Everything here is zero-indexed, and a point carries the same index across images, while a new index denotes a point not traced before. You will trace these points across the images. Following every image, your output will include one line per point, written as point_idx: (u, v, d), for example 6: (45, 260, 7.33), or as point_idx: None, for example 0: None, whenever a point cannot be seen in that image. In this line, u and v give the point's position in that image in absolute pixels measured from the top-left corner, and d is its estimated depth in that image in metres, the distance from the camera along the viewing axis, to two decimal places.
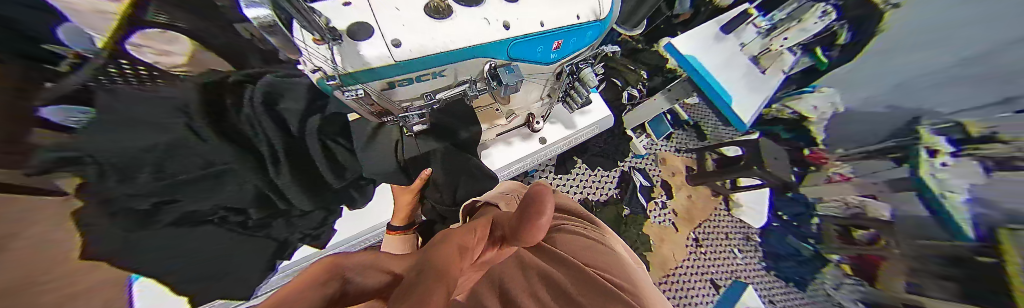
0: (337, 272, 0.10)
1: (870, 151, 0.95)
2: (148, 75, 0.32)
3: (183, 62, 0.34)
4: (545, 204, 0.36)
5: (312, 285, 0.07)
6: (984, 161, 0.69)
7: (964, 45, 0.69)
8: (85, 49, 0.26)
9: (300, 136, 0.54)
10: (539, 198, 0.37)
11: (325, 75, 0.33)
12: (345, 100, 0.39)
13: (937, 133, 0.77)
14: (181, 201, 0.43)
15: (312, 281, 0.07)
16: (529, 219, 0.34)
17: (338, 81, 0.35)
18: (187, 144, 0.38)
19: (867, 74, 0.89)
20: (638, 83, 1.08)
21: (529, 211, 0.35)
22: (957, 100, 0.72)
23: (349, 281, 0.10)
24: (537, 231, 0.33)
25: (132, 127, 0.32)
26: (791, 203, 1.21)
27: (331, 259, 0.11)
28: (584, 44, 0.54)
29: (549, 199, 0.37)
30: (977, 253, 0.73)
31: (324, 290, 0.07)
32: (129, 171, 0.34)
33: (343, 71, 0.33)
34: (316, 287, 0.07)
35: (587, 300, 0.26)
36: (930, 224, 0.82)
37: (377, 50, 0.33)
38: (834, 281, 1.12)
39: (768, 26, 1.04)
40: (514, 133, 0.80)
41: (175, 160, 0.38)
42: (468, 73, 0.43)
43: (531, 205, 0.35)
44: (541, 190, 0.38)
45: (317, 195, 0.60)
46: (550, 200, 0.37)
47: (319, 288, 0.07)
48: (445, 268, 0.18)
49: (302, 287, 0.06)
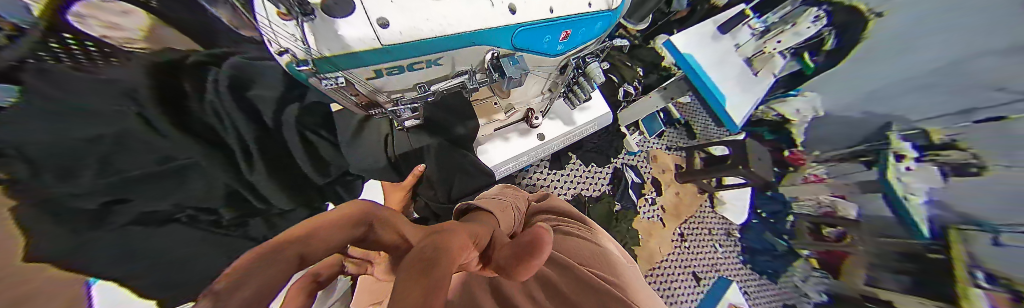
0: (368, 221, 0.15)
1: (841, 155, 1.01)
2: (100, 53, 0.41)
3: (137, 36, 0.45)
4: (541, 247, 0.24)
5: (335, 229, 0.12)
6: (943, 167, 0.80)
7: (941, 55, 0.76)
8: (20, 20, 0.34)
9: (278, 134, 0.58)
10: (539, 239, 0.25)
11: (294, 58, 0.29)
12: (324, 89, 0.34)
13: (904, 138, 0.86)
14: (132, 200, 0.41)
15: (345, 224, 0.13)
16: (523, 260, 0.22)
17: (310, 67, 0.30)
18: (151, 138, 0.43)
19: (843, 80, 0.95)
20: (635, 80, 1.08)
21: (525, 247, 0.23)
22: (926, 106, 0.80)
23: (372, 231, 0.16)
24: (528, 277, 0.23)
25: (78, 117, 0.37)
26: (770, 202, 1.20)
27: (368, 207, 0.16)
28: (592, 36, 0.51)
29: (550, 243, 0.26)
30: (928, 250, 0.85)
31: (342, 236, 0.12)
32: (74, 166, 0.36)
33: (316, 55, 0.29)
34: (341, 231, 0.12)
35: (581, 298, 0.29)
36: (891, 224, 0.92)
37: (359, 30, 0.29)
38: (802, 274, 1.14)
39: (763, 28, 0.96)
40: (512, 129, 0.76)
41: (139, 152, 0.42)
42: (468, 62, 0.39)
43: (528, 242, 0.24)
44: (540, 235, 0.26)
45: (299, 192, 0.58)
46: (548, 244, 0.25)
47: (342, 230, 0.13)
48: (455, 247, 0.17)
49: (344, 224, 0.13)
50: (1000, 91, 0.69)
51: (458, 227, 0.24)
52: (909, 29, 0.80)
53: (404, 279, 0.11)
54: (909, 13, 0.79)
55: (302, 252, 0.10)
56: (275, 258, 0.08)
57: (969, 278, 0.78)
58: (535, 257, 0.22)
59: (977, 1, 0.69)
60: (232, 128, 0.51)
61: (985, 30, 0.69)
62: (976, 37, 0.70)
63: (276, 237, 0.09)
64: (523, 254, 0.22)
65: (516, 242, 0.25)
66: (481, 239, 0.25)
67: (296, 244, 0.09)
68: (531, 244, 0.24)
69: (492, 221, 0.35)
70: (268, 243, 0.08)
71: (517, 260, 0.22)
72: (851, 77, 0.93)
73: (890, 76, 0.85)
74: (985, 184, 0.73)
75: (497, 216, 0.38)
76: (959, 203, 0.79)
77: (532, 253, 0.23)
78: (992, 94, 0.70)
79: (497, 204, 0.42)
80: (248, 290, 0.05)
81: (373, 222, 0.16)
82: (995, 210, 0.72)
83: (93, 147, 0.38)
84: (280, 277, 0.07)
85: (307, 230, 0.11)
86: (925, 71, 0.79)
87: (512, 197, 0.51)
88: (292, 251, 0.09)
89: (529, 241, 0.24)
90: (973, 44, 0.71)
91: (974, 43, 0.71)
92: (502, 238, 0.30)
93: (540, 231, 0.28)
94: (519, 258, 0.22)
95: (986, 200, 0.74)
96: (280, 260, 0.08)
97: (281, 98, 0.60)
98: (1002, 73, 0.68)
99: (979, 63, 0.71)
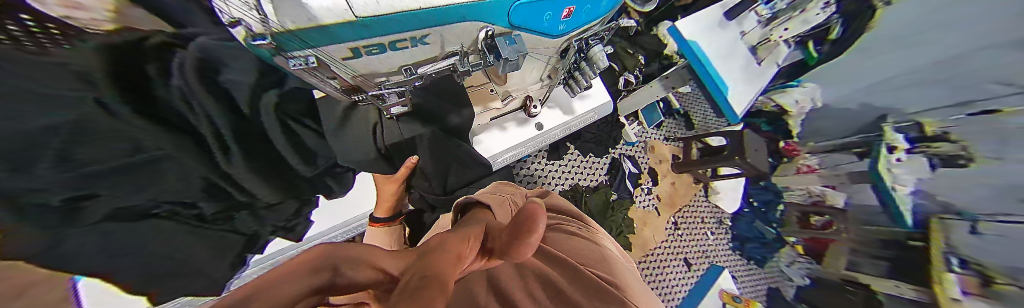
0: (334, 264, 0.11)
1: (838, 144, 1.01)
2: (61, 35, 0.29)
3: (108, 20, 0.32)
4: (536, 218, 0.25)
5: (297, 276, 0.07)
6: (933, 159, 0.83)
7: (939, 50, 0.76)
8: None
9: (257, 119, 0.47)
10: (532, 216, 0.25)
11: (248, 31, 0.22)
12: (293, 70, 0.30)
13: (898, 130, 0.87)
14: (103, 195, 0.35)
15: (307, 271, 0.08)
16: (518, 236, 0.23)
17: (270, 42, 0.24)
18: (119, 126, 0.33)
19: (846, 72, 0.93)
20: (636, 69, 1.03)
21: (520, 227, 0.24)
22: (923, 100, 0.81)
23: (342, 275, 0.11)
24: (528, 257, 0.24)
25: (30, 101, 0.27)
26: (763, 191, 1.22)
27: (329, 251, 0.12)
28: (596, 17, 0.45)
29: (544, 215, 0.27)
30: (908, 238, 0.90)
31: (310, 280, 0.08)
32: (26, 155, 0.28)
33: (276, 31, 0.22)
34: (305, 279, 0.07)
35: (586, 301, 0.29)
36: (877, 213, 0.95)
37: None
38: (788, 259, 1.17)
39: (770, 15, 0.88)
40: (510, 118, 0.74)
41: (106, 142, 0.32)
42: (459, 42, 0.35)
43: (522, 220, 0.24)
44: (535, 208, 0.27)
45: (286, 186, 0.53)
46: (543, 216, 0.26)
47: (307, 277, 0.08)
48: (444, 267, 0.16)
49: (298, 272, 0.08)
50: (998, 85, 0.69)
51: (449, 237, 0.23)
52: (920, 18, 0.76)
53: None
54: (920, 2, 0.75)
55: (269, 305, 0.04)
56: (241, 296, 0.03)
57: (945, 263, 0.83)
58: (531, 232, 0.23)
59: None
60: (200, 110, 0.40)
61: (987, 24, 0.68)
62: (980, 30, 0.69)
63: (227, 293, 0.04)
64: (520, 235, 0.23)
65: (512, 223, 0.26)
66: (478, 236, 0.25)
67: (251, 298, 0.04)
68: (526, 223, 0.24)
69: (488, 216, 0.34)
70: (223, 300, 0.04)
71: (514, 239, 0.23)
72: (855, 68, 0.91)
73: (894, 68, 0.84)
74: (978, 175, 0.76)
75: (495, 210, 0.37)
76: (944, 194, 0.83)
77: (527, 230, 0.23)
78: (991, 88, 0.70)
79: (493, 198, 0.42)
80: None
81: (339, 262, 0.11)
82: (990, 202, 0.75)
83: (54, 134, 0.29)
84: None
85: (265, 282, 0.06)
86: (928, 64, 0.78)
87: (510, 194, 0.50)
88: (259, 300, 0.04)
89: (522, 220, 0.25)
90: (983, 37, 0.69)
91: (984, 36, 0.69)
92: (498, 225, 0.31)
93: (533, 204, 0.28)
94: (517, 237, 0.23)
95: (972, 191, 0.77)
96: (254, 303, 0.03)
97: (256, 83, 0.47)
98: (1002, 69, 0.68)
99: (985, 58, 0.70)
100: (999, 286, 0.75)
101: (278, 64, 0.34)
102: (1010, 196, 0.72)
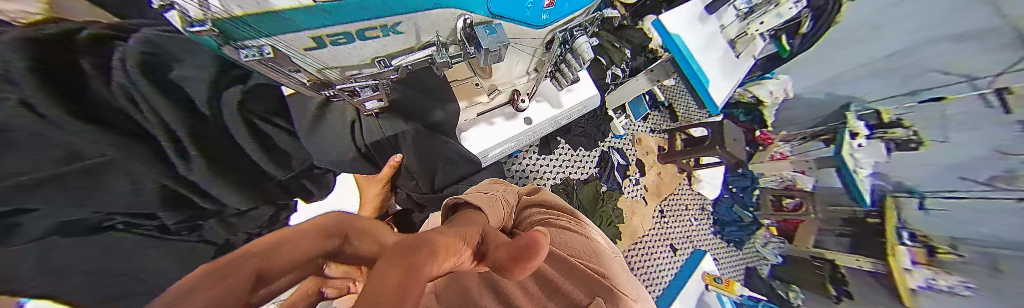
0: (344, 233, 0.15)
1: (807, 133, 1.09)
2: None
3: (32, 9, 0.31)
4: (534, 254, 0.15)
5: (310, 239, 0.11)
6: (889, 143, 0.92)
7: (890, 44, 0.82)
8: None
9: (217, 122, 0.44)
10: (532, 246, 0.16)
11: (179, 13, 0.19)
12: (245, 61, 0.26)
13: (859, 118, 0.95)
14: (40, 210, 0.30)
15: (320, 236, 0.13)
16: (511, 261, 0.16)
17: (213, 29, 0.20)
18: (42, 129, 0.27)
19: (808, 67, 1.00)
20: (622, 63, 1.05)
21: (516, 251, 0.16)
22: (876, 90, 0.89)
23: (348, 243, 0.15)
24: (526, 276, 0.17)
25: None
26: (739, 178, 1.30)
27: (344, 220, 0.15)
28: (580, 6, 0.45)
29: (545, 252, 0.16)
30: (866, 216, 1.00)
31: (316, 247, 0.12)
32: None
33: (216, 17, 0.19)
34: (311, 245, 0.11)
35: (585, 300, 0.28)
36: (839, 195, 1.05)
37: None
38: (763, 240, 1.27)
39: (747, 9, 0.90)
40: (495, 113, 0.73)
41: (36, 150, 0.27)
42: (435, 31, 0.33)
43: (520, 245, 0.16)
44: (535, 242, 0.16)
45: (256, 189, 0.51)
46: (542, 254, 0.16)
47: (314, 243, 0.12)
48: (441, 241, 0.17)
49: (317, 237, 0.12)
50: (942, 74, 0.76)
51: (443, 229, 0.22)
52: (873, 14, 0.83)
53: (389, 258, 0.10)
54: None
55: (256, 266, 0.08)
56: (229, 271, 0.06)
57: (899, 237, 0.93)
58: (528, 262, 0.15)
59: None
60: (151, 114, 0.36)
61: (927, 19, 0.75)
62: (925, 24, 0.75)
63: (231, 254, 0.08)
64: (511, 263, 0.16)
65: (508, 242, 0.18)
66: (471, 238, 0.24)
67: (244, 261, 0.07)
68: (523, 252, 0.15)
69: (482, 218, 0.33)
70: (210, 263, 0.07)
71: (505, 262, 0.17)
72: (817, 63, 0.98)
73: (849, 63, 0.91)
74: (919, 156, 0.86)
75: (487, 212, 0.36)
76: (898, 175, 0.92)
77: (521, 258, 0.15)
78: (934, 77, 0.78)
79: (487, 198, 0.41)
80: (194, 297, 0.04)
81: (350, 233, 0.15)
82: (928, 177, 0.86)
83: None
84: (244, 284, 0.07)
85: (272, 245, 0.09)
86: (879, 58, 0.85)
87: (502, 191, 0.50)
88: (251, 265, 0.07)
89: (516, 246, 0.16)
90: (930, 30, 0.75)
91: (928, 30, 0.75)
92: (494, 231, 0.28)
93: (534, 239, 0.16)
94: (512, 261, 0.16)
95: (920, 172, 0.88)
96: (236, 275, 0.06)
97: (214, 81, 0.44)
98: (949, 59, 0.74)
99: (931, 51, 0.76)
100: (943, 255, 0.86)
101: (229, 56, 0.30)
102: (954, 175, 0.81)
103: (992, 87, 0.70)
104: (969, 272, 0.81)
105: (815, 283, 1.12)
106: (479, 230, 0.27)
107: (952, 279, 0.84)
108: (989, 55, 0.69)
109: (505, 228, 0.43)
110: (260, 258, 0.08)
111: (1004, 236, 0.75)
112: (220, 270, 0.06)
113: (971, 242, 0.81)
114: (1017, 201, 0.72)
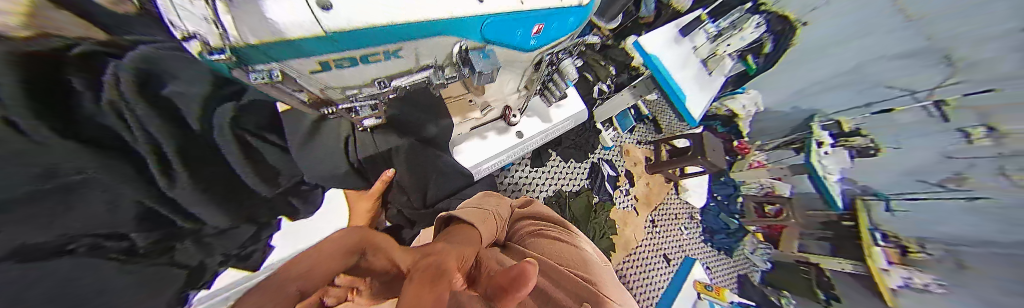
0: (360, 247, 0.16)
1: (778, 142, 1.18)
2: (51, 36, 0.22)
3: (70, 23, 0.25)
4: (521, 287, 0.16)
5: (336, 255, 0.13)
6: (852, 150, 1.01)
7: (844, 61, 0.92)
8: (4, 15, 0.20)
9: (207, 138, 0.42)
10: (520, 283, 0.16)
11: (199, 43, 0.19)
12: (252, 83, 0.27)
13: (823, 128, 1.05)
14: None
15: (342, 254, 0.13)
16: (500, 291, 0.17)
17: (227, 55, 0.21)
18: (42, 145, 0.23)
19: (774, 81, 1.11)
20: (608, 78, 1.11)
21: (506, 282, 0.16)
22: (837, 102, 0.98)
23: (362, 256, 0.16)
24: (512, 307, 0.17)
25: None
26: (723, 186, 1.38)
27: (365, 237, 0.17)
28: (565, 33, 0.49)
29: (533, 284, 0.16)
30: (841, 219, 1.07)
31: (340, 262, 0.13)
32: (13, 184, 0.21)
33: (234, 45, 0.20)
34: (334, 262, 0.12)
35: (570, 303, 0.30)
36: (814, 197, 1.12)
37: (293, 10, 0.20)
38: (751, 247, 1.33)
39: (716, 32, 1.01)
40: (489, 127, 0.75)
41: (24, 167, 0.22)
42: (433, 56, 0.36)
43: (509, 276, 0.16)
44: (524, 278, 0.16)
45: (242, 207, 0.49)
46: (530, 286, 0.16)
47: (339, 260, 0.13)
48: (449, 265, 0.18)
49: (344, 251, 0.14)
50: (887, 88, 0.86)
51: (445, 248, 0.23)
52: (824, 37, 0.93)
53: (410, 295, 0.11)
54: (821, 26, 0.93)
55: (302, 284, 0.09)
56: (289, 288, 0.07)
57: (872, 239, 0.99)
58: (519, 289, 0.16)
59: (867, 16, 0.84)
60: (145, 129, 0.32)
61: (870, 42, 0.85)
62: (869, 46, 0.86)
63: (292, 266, 0.09)
64: (502, 293, 0.16)
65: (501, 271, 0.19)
66: (467, 261, 0.24)
67: (294, 280, 0.08)
68: (513, 280, 0.16)
69: (477, 236, 0.34)
70: (276, 275, 0.08)
71: (495, 293, 0.17)
72: (782, 78, 1.08)
73: (810, 78, 1.01)
74: (876, 161, 0.96)
75: (480, 228, 0.36)
76: (864, 180, 1.01)
77: (510, 289, 0.16)
78: (881, 91, 0.88)
79: (479, 214, 0.41)
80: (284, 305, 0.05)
81: (366, 248, 0.17)
82: (885, 184, 0.96)
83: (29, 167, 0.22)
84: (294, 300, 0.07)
85: (310, 260, 0.11)
86: (836, 73, 0.95)
87: (495, 205, 0.49)
88: (300, 283, 0.08)
89: (508, 275, 0.17)
90: (874, 51, 0.85)
91: (872, 51, 0.86)
92: (488, 259, 0.29)
93: (524, 275, 0.16)
94: (500, 293, 0.17)
95: (881, 177, 0.96)
96: (290, 294, 0.07)
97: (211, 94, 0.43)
98: (892, 76, 0.84)
99: (878, 67, 0.86)
100: (914, 254, 0.92)
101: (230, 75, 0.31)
102: (912, 178, 0.89)
103: (930, 99, 0.80)
104: (937, 268, 0.87)
105: (806, 288, 1.15)
106: (472, 253, 0.27)
107: (924, 277, 0.90)
108: (920, 70, 0.79)
109: (499, 240, 0.44)
110: (307, 274, 0.09)
111: (961, 235, 0.82)
112: (283, 285, 0.07)
113: (934, 241, 0.87)
114: (968, 200, 0.79)
